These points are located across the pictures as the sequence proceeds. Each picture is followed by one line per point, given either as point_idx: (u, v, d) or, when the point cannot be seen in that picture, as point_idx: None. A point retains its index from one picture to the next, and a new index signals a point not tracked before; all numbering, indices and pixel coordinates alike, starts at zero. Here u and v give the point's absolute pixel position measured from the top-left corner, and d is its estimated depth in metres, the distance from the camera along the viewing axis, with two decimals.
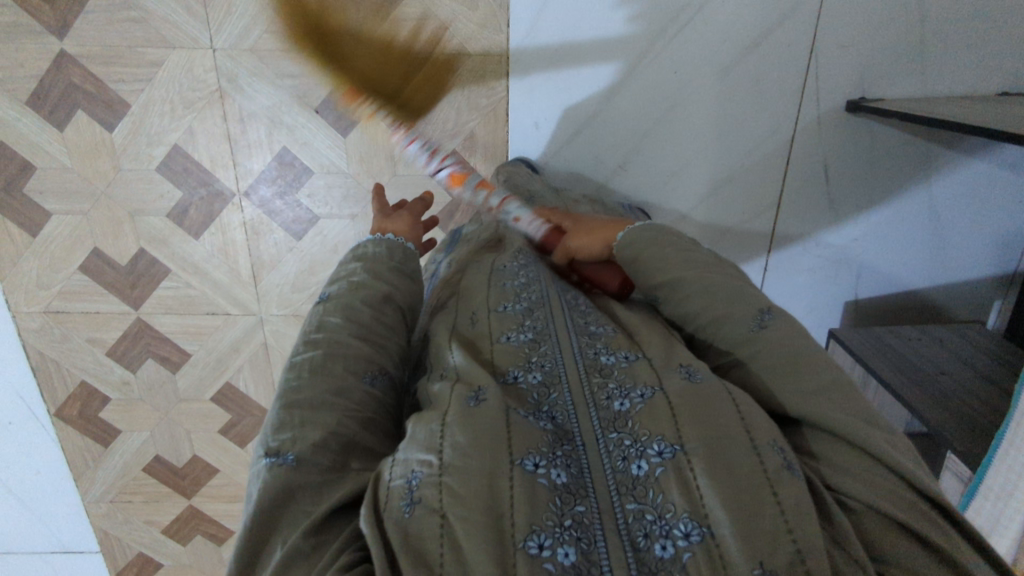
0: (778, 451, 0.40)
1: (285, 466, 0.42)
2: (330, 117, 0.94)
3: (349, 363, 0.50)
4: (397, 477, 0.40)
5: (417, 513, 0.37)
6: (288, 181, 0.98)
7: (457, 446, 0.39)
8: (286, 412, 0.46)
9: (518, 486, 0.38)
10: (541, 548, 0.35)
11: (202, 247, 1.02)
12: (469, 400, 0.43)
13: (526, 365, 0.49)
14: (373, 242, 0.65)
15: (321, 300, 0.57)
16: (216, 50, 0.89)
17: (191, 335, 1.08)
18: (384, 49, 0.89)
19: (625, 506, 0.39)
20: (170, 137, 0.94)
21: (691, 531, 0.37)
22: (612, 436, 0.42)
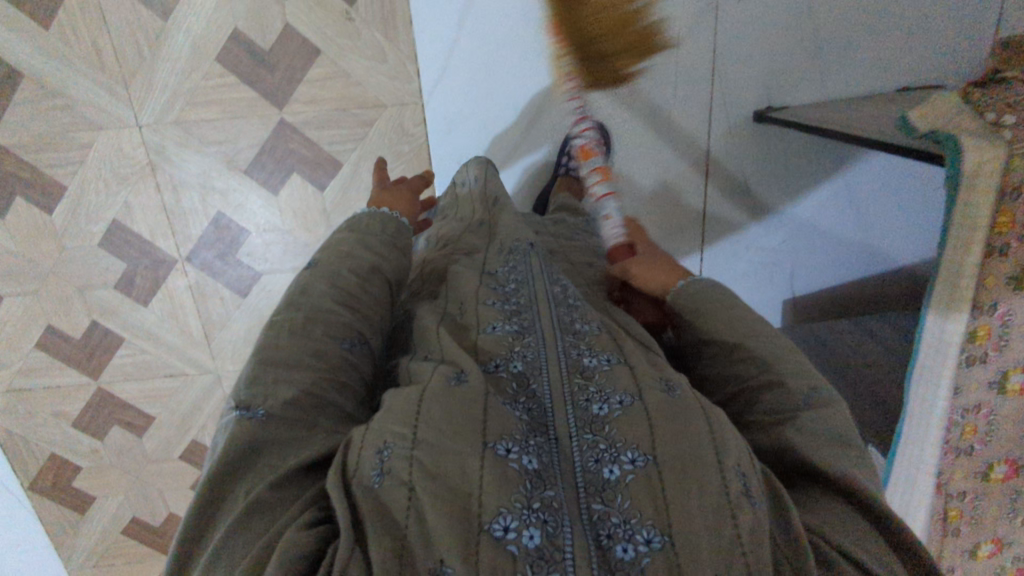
0: (739, 475, 0.40)
1: (254, 418, 0.44)
2: (258, 177, 0.97)
3: (331, 325, 0.54)
4: (369, 445, 0.41)
5: (388, 484, 0.38)
6: (227, 243, 1.01)
7: (434, 424, 0.41)
8: (262, 368, 0.48)
9: (487, 469, 0.38)
10: (505, 531, 0.36)
11: (152, 313, 1.05)
12: (451, 380, 0.46)
13: (507, 355, 0.51)
14: (365, 215, 0.68)
15: (310, 265, 0.60)
16: (142, 127, 0.93)
17: (152, 398, 1.11)
18: (301, 109, 0.93)
19: (591, 506, 0.39)
20: (108, 212, 0.97)
21: (653, 537, 0.37)
22: (587, 437, 0.43)
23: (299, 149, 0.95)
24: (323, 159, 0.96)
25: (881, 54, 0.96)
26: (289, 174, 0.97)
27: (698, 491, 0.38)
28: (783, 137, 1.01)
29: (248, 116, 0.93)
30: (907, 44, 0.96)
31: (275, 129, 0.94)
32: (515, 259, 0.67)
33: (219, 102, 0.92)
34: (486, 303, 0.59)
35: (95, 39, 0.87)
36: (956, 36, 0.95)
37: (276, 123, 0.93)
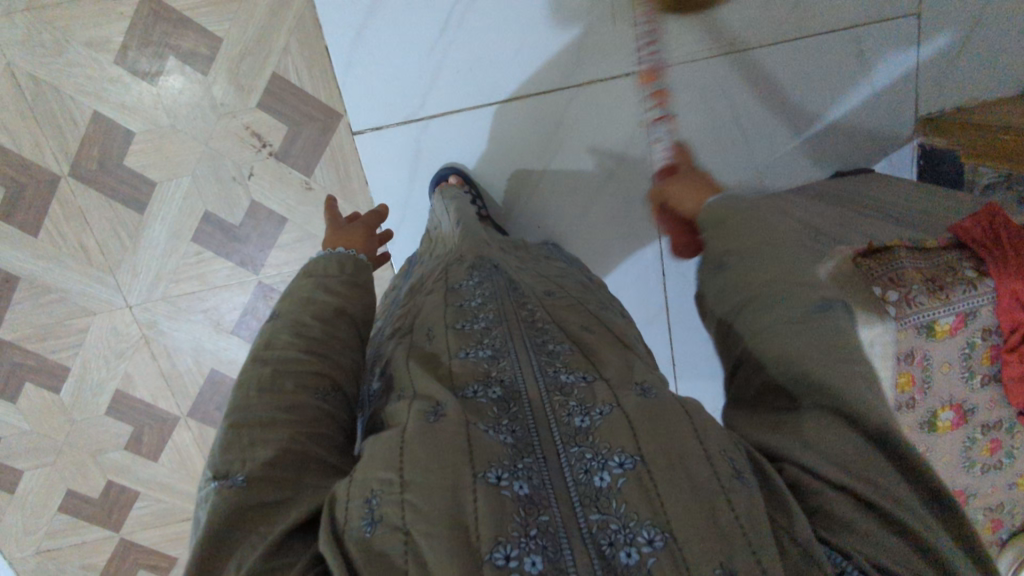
0: (726, 459, 0.37)
1: (232, 487, 0.37)
2: (245, 333, 1.03)
3: (301, 375, 0.45)
4: (357, 495, 0.35)
5: (381, 533, 0.33)
6: (224, 393, 1.07)
7: (416, 463, 0.35)
8: (234, 432, 0.41)
9: (480, 503, 0.34)
10: (507, 559, 0.32)
11: (163, 465, 1.11)
12: (429, 416, 0.39)
13: (484, 382, 0.44)
14: (320, 258, 0.59)
15: (268, 319, 0.51)
16: (131, 306, 1.00)
17: (173, 541, 1.17)
18: (276, 270, 1.00)
19: (588, 518, 0.35)
20: (111, 384, 1.04)
21: (655, 537, 0.33)
22: (573, 450, 0.38)
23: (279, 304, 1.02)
24: None
25: (808, 146, 1.02)
26: None
27: (697, 485, 0.35)
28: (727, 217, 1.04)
29: (228, 283, 1.00)
30: (832, 136, 1.02)
31: (254, 290, 1.01)
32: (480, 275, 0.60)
33: (199, 275, 0.99)
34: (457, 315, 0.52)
35: (80, 237, 0.95)
36: (877, 121, 1.01)
37: (254, 285, 1.00)
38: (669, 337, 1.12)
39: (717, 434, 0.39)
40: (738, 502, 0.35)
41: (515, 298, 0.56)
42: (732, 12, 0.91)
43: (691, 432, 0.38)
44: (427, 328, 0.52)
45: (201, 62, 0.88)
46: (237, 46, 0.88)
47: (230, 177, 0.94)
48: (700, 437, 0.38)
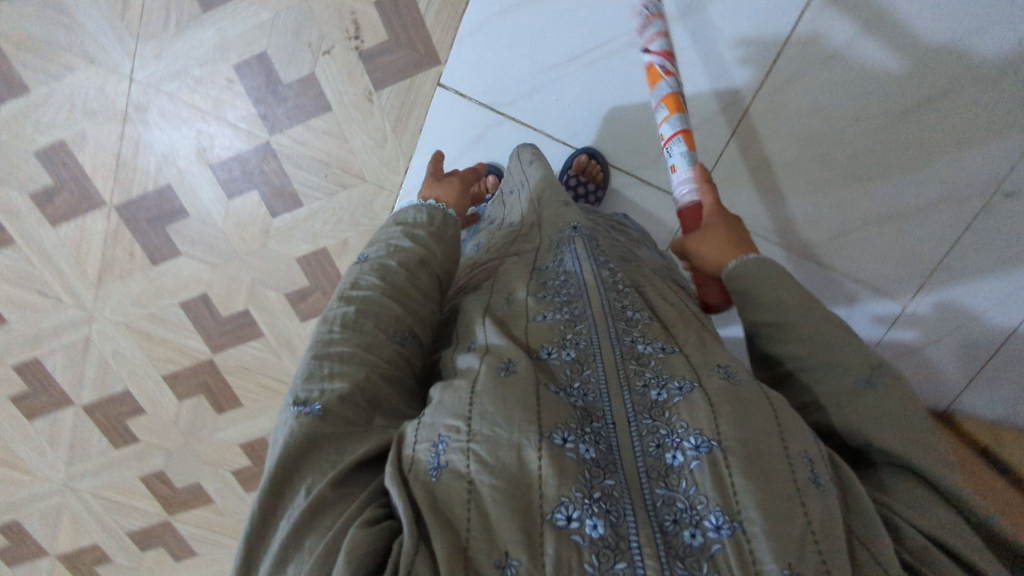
0: (806, 461, 0.37)
1: (310, 416, 0.42)
2: (220, 176, 0.99)
3: (382, 320, 0.51)
4: (423, 438, 0.39)
5: (446, 479, 0.37)
6: (162, 213, 1.01)
7: (488, 416, 0.38)
8: (317, 361, 0.46)
9: (546, 461, 0.36)
10: (567, 521, 0.34)
11: (55, 235, 1.04)
12: (500, 369, 0.43)
13: (559, 342, 0.47)
14: (412, 209, 0.65)
15: (359, 263, 0.58)
16: (133, 81, 0.94)
17: (17, 304, 1.10)
18: (291, 144, 0.96)
19: (654, 491, 0.37)
20: (60, 133, 0.97)
21: (722, 524, 0.34)
22: (646, 422, 0.40)
23: (270, 173, 0.98)
24: (286, 192, 0.99)
25: None
26: (250, 188, 0.99)
27: (769, 479, 0.35)
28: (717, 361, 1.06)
29: (238, 124, 0.95)
30: None
31: (258, 146, 0.96)
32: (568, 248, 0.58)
33: (216, 98, 0.94)
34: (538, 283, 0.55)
35: None
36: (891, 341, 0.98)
37: (261, 142, 0.96)
38: None
39: (801, 433, 0.39)
40: (812, 503, 0.35)
41: (599, 262, 0.56)
42: (784, 208, 0.90)
43: (772, 428, 0.38)
44: (506, 295, 0.55)
45: None
46: None
47: (307, 43, 0.91)
48: (781, 434, 0.38)
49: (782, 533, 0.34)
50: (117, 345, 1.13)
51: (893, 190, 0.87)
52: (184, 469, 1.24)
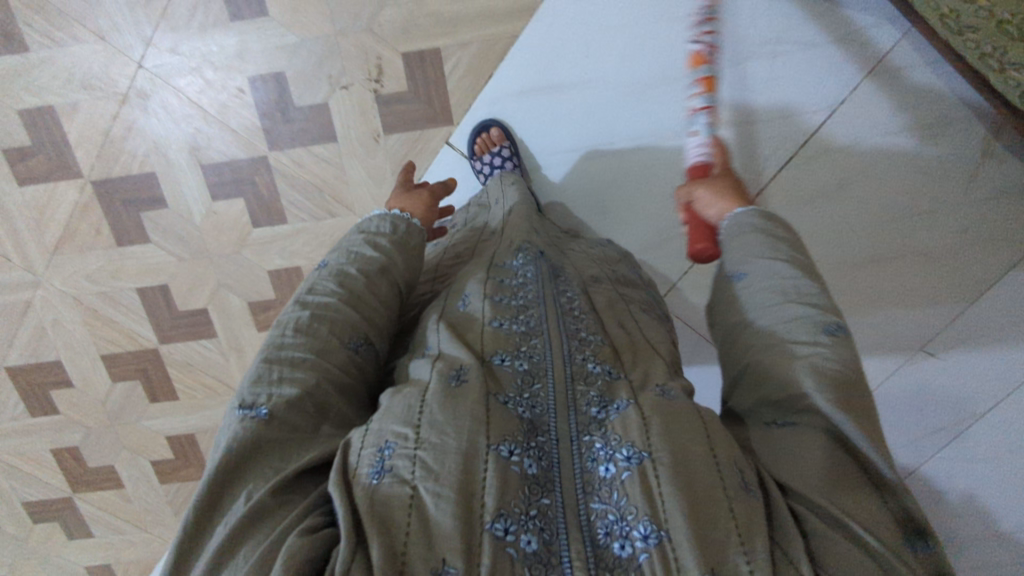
0: (735, 474, 0.38)
1: (256, 420, 0.41)
2: (209, 177, 0.98)
3: (337, 326, 0.50)
4: (370, 443, 0.40)
5: (387, 485, 0.37)
6: (140, 198, 1.00)
7: (435, 424, 0.40)
8: (269, 366, 0.45)
9: (489, 473, 0.37)
10: (504, 532, 0.35)
11: (21, 195, 1.00)
12: (451, 377, 0.43)
13: (513, 352, 0.48)
14: (377, 218, 0.63)
15: (319, 268, 0.57)
16: (140, 67, 0.93)
17: None
18: (289, 164, 0.97)
19: (590, 505, 0.38)
20: (51, 98, 0.94)
21: (650, 534, 0.35)
22: (586, 439, 0.42)
23: (261, 185, 0.98)
24: (273, 206, 0.99)
25: None
26: (237, 194, 0.99)
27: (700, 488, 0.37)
28: None
29: (240, 133, 0.95)
30: None
31: (255, 158, 0.97)
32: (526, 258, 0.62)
33: (223, 103, 0.94)
34: (495, 283, 0.57)
35: None
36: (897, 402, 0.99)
37: (259, 156, 0.96)
38: None
39: (731, 450, 0.40)
40: (739, 508, 0.37)
41: (558, 285, 0.58)
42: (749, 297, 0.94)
43: (704, 443, 0.39)
44: (462, 297, 0.56)
45: None
46: (437, 8, 0.89)
47: (327, 74, 0.92)
48: (710, 446, 0.39)
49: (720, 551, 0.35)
50: (59, 314, 1.09)
51: (866, 283, 0.93)
52: (99, 449, 1.20)
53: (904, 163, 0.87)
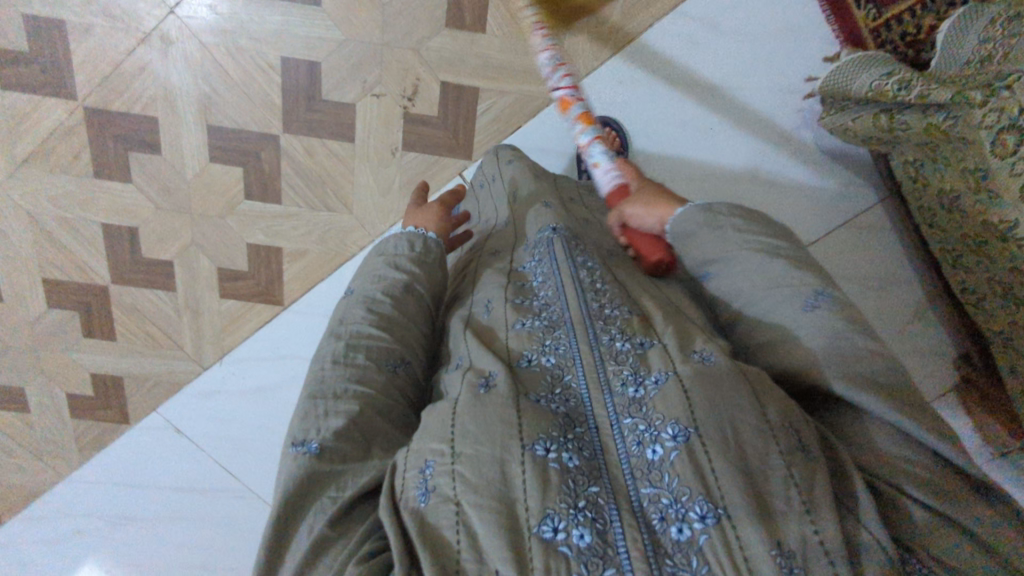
0: (790, 432, 0.42)
1: (307, 454, 0.47)
2: (213, 138, 0.98)
3: (372, 351, 0.55)
4: (412, 467, 0.44)
5: (433, 502, 0.41)
6: (134, 138, 0.98)
7: (468, 437, 0.43)
8: (311, 402, 0.51)
9: (529, 474, 0.40)
10: (554, 532, 0.39)
11: (9, 100, 0.98)
12: (481, 386, 0.47)
13: (540, 348, 0.52)
14: (394, 236, 0.67)
15: (348, 295, 0.62)
16: (171, 14, 0.95)
17: None
18: (299, 149, 0.97)
19: (641, 490, 0.41)
20: (66, 13, 0.95)
21: (706, 513, 0.39)
22: (627, 421, 0.44)
23: (264, 161, 0.98)
24: (271, 185, 0.99)
25: None
26: (237, 163, 0.98)
27: (745, 456, 0.40)
28: None
29: (255, 105, 0.96)
30: None
31: (264, 134, 0.97)
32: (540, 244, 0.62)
33: (245, 72, 0.96)
34: (518, 288, 0.60)
35: None
36: None
37: (270, 133, 0.97)
38: None
39: (774, 404, 0.43)
40: (800, 471, 0.40)
41: (575, 261, 0.58)
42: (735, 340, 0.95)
43: (755, 419, 0.42)
44: (485, 301, 0.59)
45: (458, 24, 0.92)
46: (486, 52, 0.93)
47: (362, 79, 0.94)
48: (760, 408, 0.42)
49: (769, 530, 0.38)
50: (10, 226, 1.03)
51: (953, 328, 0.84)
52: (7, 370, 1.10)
53: (881, 265, 0.89)
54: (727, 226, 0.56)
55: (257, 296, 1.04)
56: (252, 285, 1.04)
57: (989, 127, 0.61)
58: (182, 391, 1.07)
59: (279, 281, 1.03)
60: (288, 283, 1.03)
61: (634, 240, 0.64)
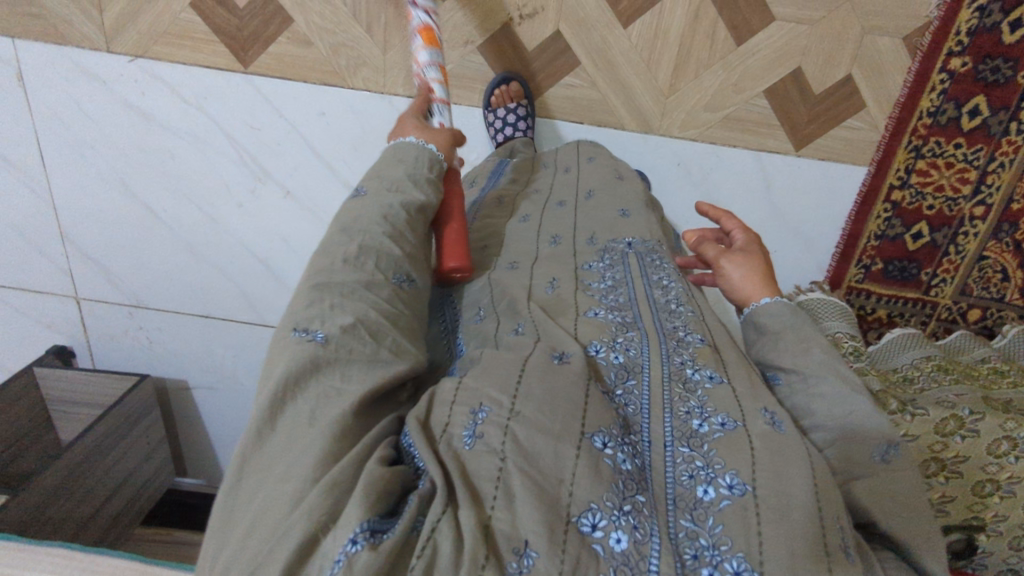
0: (841, 533, 0.38)
1: (312, 340, 0.43)
2: None
3: (381, 257, 0.52)
4: (464, 408, 0.42)
5: (478, 451, 0.39)
6: None
7: (532, 399, 0.41)
8: (317, 293, 0.48)
9: (581, 464, 0.38)
10: (592, 527, 0.36)
11: None
12: (556, 355, 0.47)
13: (610, 343, 0.52)
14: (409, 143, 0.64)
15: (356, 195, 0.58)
16: None
17: None
18: None
19: (681, 521, 0.39)
20: None
21: (742, 571, 0.36)
22: (683, 450, 0.43)
23: None
24: None
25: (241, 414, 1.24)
26: None
27: (797, 537, 0.36)
28: (139, 432, 1.11)
29: None
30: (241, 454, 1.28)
31: None
32: (609, 258, 0.65)
33: None
34: (586, 294, 0.60)
35: None
36: None
37: None
38: (115, 302, 1.14)
39: (832, 494, 0.39)
40: (839, 572, 0.36)
41: (648, 281, 0.61)
42: None
43: (808, 486, 0.39)
44: (551, 279, 0.62)
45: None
46: (611, 46, 0.88)
47: None
48: (812, 475, 0.39)
49: None
50: None
51: None
52: None
53: None
54: (813, 345, 0.55)
55: (227, 39, 0.91)
56: (232, 24, 0.90)
57: None
58: (57, 49, 0.93)
59: (263, 47, 0.91)
60: (271, 56, 0.92)
61: (448, 206, 0.65)
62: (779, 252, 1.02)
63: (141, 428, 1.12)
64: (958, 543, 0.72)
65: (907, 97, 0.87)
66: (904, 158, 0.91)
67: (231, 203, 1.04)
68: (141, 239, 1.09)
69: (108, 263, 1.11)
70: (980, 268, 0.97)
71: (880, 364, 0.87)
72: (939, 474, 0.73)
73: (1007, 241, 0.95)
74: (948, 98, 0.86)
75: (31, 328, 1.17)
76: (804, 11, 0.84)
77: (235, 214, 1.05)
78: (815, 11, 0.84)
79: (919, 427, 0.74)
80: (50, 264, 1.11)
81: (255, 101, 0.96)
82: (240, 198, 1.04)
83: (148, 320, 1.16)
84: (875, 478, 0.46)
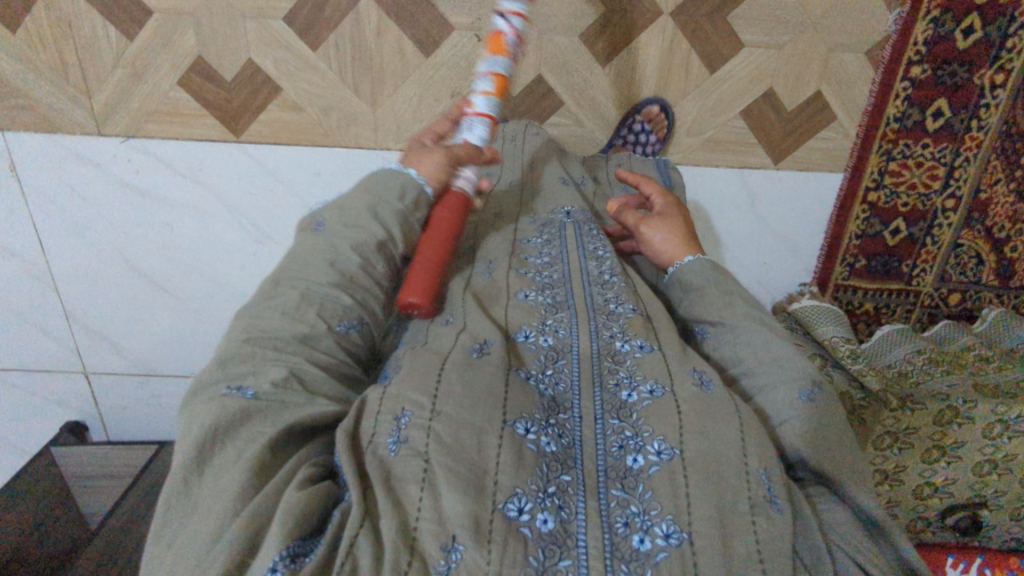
0: (754, 482, 0.44)
1: (242, 396, 0.44)
2: None
3: (325, 308, 0.52)
4: (386, 411, 0.44)
5: (403, 454, 0.41)
6: None
7: (455, 395, 0.45)
8: (246, 345, 0.48)
9: (506, 453, 0.42)
10: (519, 512, 0.40)
11: None
12: (476, 350, 0.50)
13: (539, 329, 0.56)
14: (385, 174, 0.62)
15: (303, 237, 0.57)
16: None
17: None
18: (373, 26, 0.87)
19: (610, 491, 0.43)
20: None
21: (670, 533, 0.41)
22: (614, 422, 0.48)
23: (330, 8, 0.86)
24: (316, 33, 0.88)
25: None
26: None
27: (720, 500, 0.42)
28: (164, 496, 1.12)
29: None
30: None
31: None
32: (547, 233, 0.71)
33: None
34: (520, 271, 0.65)
35: None
36: None
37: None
38: (125, 374, 1.15)
39: (756, 444, 0.46)
40: (759, 521, 0.42)
41: (587, 252, 0.66)
42: None
43: (737, 442, 0.46)
44: (488, 264, 0.66)
45: (590, 42, 0.89)
46: (591, 84, 0.92)
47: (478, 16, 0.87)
48: (738, 439, 0.46)
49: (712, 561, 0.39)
50: None
51: None
52: None
53: None
54: (737, 297, 0.60)
55: (217, 112, 0.93)
56: (222, 99, 0.92)
57: (885, 431, 0.80)
58: (47, 137, 0.93)
59: (253, 117, 0.93)
60: (262, 124, 0.94)
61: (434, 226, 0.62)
62: (767, 259, 1.07)
63: (164, 491, 1.13)
64: (965, 521, 0.83)
65: (874, 106, 0.93)
66: (876, 163, 0.96)
67: (233, 266, 1.06)
68: (145, 310, 1.09)
69: (116, 338, 1.12)
70: (956, 255, 1.03)
71: (875, 360, 0.91)
72: (941, 459, 0.80)
73: (979, 228, 1.00)
74: (912, 103, 0.91)
75: (43, 407, 1.17)
76: (772, 36, 0.89)
77: (238, 278, 1.07)
78: (783, 36, 0.89)
79: (921, 421, 0.79)
80: (57, 344, 1.11)
81: (248, 168, 0.98)
82: (243, 262, 1.06)
83: (160, 386, 1.17)
84: (809, 424, 0.51)
